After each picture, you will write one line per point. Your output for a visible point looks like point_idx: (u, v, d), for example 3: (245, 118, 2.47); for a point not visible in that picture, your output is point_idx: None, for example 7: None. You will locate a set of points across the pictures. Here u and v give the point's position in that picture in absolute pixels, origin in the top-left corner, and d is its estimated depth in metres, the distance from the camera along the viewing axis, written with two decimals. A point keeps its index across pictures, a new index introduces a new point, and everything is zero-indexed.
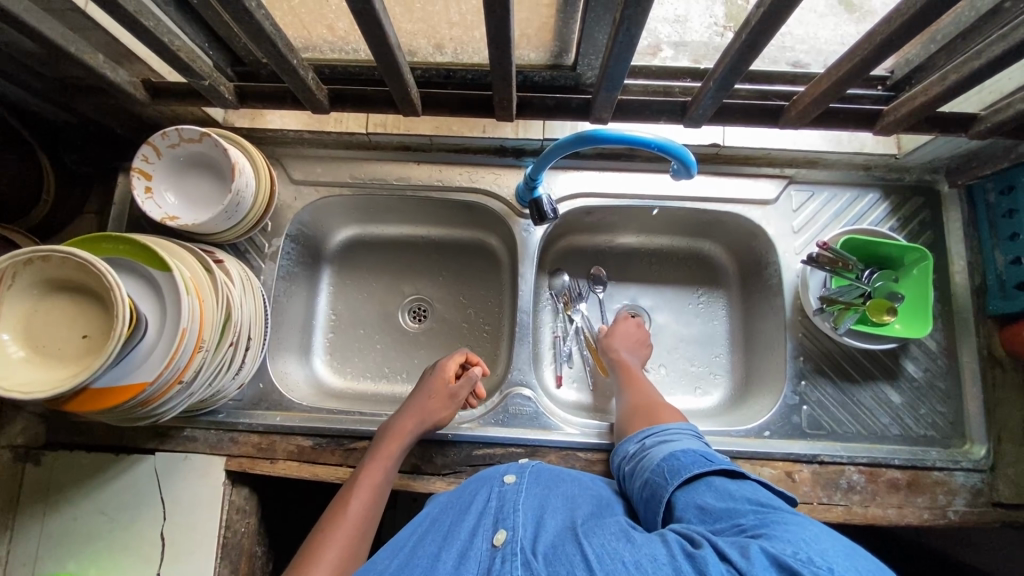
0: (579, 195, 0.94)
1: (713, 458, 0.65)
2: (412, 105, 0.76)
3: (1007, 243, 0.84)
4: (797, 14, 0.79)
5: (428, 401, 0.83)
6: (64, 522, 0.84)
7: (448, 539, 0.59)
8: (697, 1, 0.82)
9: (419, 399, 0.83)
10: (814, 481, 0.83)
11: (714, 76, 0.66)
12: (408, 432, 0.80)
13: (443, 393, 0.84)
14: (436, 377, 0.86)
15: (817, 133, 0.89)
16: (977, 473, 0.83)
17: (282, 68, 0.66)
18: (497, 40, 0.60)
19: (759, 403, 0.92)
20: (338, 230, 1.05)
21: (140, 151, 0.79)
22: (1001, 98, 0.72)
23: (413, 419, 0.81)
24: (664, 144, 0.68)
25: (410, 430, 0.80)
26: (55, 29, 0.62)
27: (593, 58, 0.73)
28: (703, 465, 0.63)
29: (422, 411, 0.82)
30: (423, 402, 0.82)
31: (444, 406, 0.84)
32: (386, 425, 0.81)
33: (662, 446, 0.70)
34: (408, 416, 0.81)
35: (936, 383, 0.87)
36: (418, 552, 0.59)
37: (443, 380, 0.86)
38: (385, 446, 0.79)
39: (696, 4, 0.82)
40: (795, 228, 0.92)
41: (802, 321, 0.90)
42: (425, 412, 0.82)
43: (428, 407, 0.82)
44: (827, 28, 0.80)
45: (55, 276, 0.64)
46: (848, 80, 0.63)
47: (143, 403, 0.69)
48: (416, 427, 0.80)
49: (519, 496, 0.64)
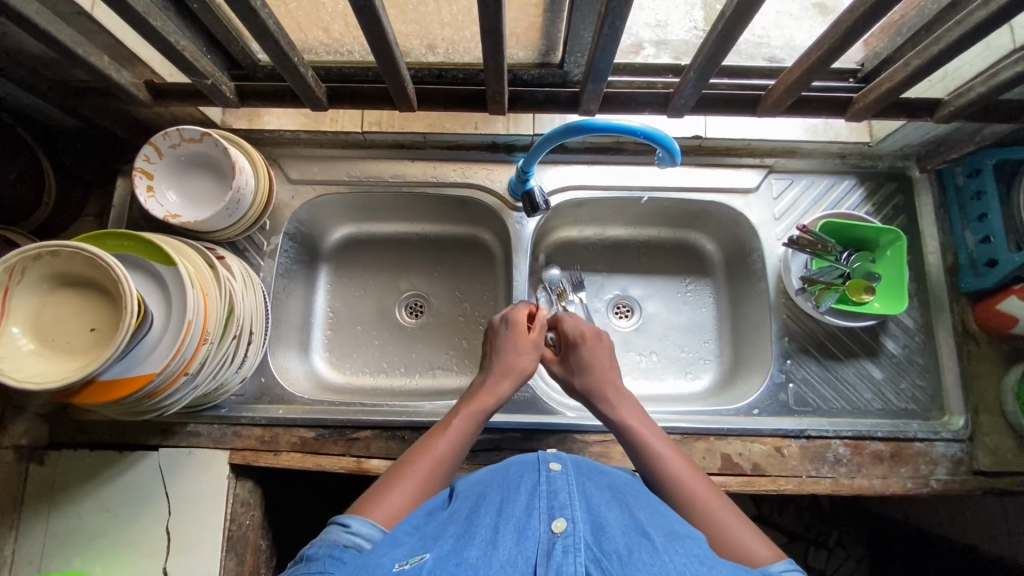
0: (570, 187, 0.97)
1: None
2: (408, 101, 0.79)
3: (976, 224, 0.89)
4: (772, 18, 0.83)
5: (517, 352, 0.80)
6: (68, 519, 0.85)
7: (503, 514, 0.56)
8: (677, 5, 0.84)
9: (508, 351, 0.81)
10: (803, 455, 0.86)
11: (694, 67, 0.70)
12: (499, 384, 0.78)
13: (528, 343, 0.82)
14: (519, 325, 0.83)
15: (797, 123, 0.94)
16: (957, 443, 0.87)
17: (284, 66, 0.69)
18: (490, 34, 0.63)
19: (747, 383, 0.95)
20: (334, 229, 1.08)
21: (141, 151, 0.82)
22: (962, 84, 0.76)
23: (503, 372, 0.79)
24: (649, 132, 0.72)
25: (506, 384, 0.78)
26: (64, 32, 0.65)
27: (579, 56, 0.77)
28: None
29: (511, 364, 0.80)
30: (511, 354, 0.80)
31: (530, 357, 0.81)
32: (478, 378, 0.79)
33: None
34: (503, 371, 0.79)
35: (914, 359, 0.91)
36: (474, 523, 0.56)
37: (526, 330, 0.83)
38: (476, 395, 0.76)
39: (676, 8, 0.84)
40: (776, 215, 0.96)
41: (786, 303, 0.94)
42: (514, 364, 0.80)
43: (517, 359, 0.80)
44: (803, 31, 0.82)
45: (64, 271, 0.66)
46: (818, 68, 0.67)
47: (150, 394, 0.71)
48: (507, 379, 0.78)
49: (570, 485, 0.61)
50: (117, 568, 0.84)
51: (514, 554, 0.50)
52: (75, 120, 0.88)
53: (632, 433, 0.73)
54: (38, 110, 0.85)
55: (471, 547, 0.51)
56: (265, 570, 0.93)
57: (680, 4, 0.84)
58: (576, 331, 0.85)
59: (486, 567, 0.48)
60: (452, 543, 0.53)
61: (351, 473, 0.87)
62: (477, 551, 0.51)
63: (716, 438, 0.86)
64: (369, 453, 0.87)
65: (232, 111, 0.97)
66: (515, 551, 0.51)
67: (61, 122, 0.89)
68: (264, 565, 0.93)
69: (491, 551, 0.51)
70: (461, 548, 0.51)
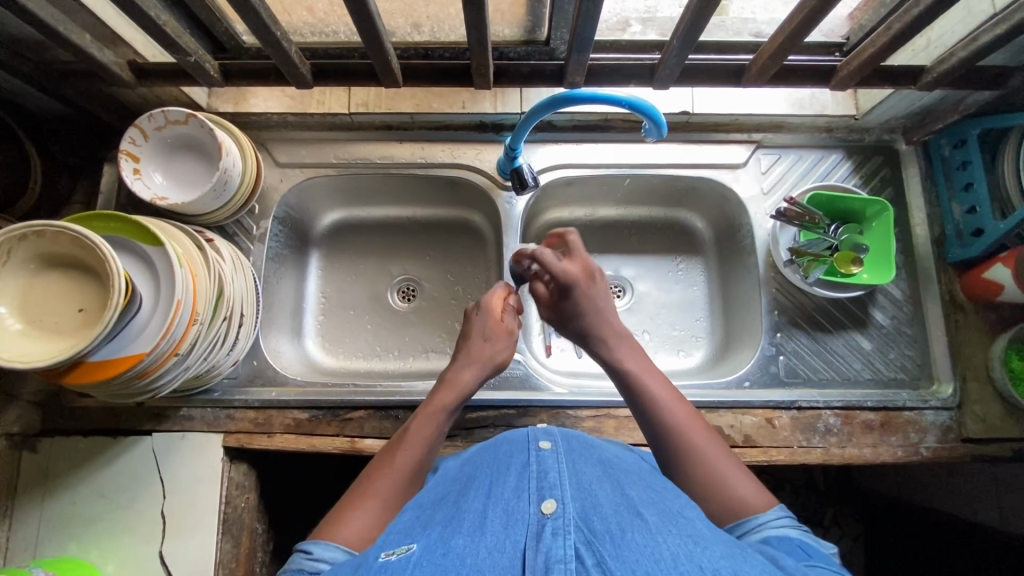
0: (559, 166, 0.97)
1: (814, 554, 0.55)
2: (393, 76, 0.79)
3: (962, 194, 0.90)
4: (761, 2, 0.84)
5: (484, 345, 0.77)
6: (62, 506, 0.85)
7: (492, 498, 0.56)
8: None
9: (474, 344, 0.77)
10: (794, 426, 0.87)
11: (676, 35, 0.70)
12: (465, 383, 0.74)
13: (500, 334, 0.79)
14: (492, 315, 0.79)
15: (784, 97, 0.94)
16: (946, 411, 0.87)
17: (267, 41, 0.69)
18: (472, 4, 0.63)
19: (738, 357, 0.96)
20: (325, 214, 1.07)
21: (127, 134, 0.82)
22: (944, 51, 0.77)
23: (472, 368, 0.75)
24: (635, 102, 0.72)
25: (469, 374, 0.75)
26: (43, 8, 0.64)
27: (564, 31, 0.76)
28: (804, 562, 0.54)
29: (479, 357, 0.77)
30: (478, 346, 0.77)
31: (502, 350, 0.78)
32: (441, 375, 0.76)
33: (761, 536, 0.58)
34: (467, 364, 0.76)
35: (903, 329, 0.92)
36: (463, 508, 0.56)
37: (498, 320, 0.80)
38: (439, 397, 0.72)
39: None
40: (765, 190, 0.97)
41: (775, 277, 0.95)
42: (480, 352, 0.77)
43: (484, 353, 0.77)
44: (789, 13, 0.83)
45: (49, 251, 0.66)
46: (801, 32, 0.67)
47: (139, 375, 0.70)
48: (474, 376, 0.75)
49: (560, 463, 0.60)
50: (112, 554, 0.83)
51: (502, 538, 0.50)
52: (61, 105, 0.88)
53: (637, 376, 0.70)
54: (22, 96, 0.85)
55: (458, 536, 0.51)
56: (260, 554, 0.93)
57: None
58: (569, 274, 0.77)
59: (472, 555, 0.48)
60: (441, 529, 0.53)
61: (345, 454, 0.87)
62: (465, 539, 0.50)
63: (708, 411, 0.87)
64: (363, 433, 0.88)
65: (218, 95, 0.97)
66: (503, 536, 0.50)
67: (45, 108, 0.89)
68: (260, 549, 0.93)
69: (479, 537, 0.50)
70: (449, 536, 0.51)
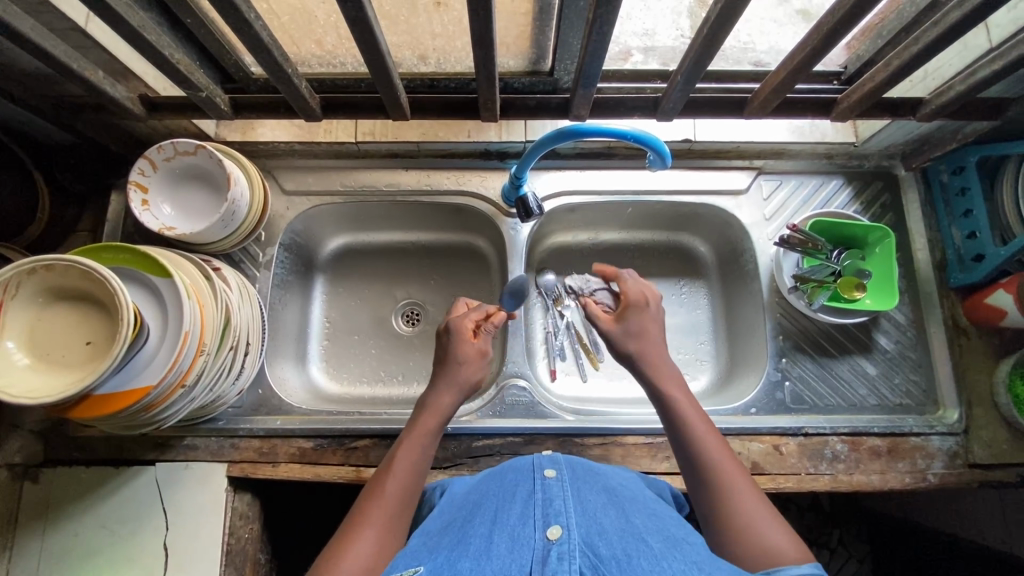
0: (563, 192, 0.98)
1: None
2: (401, 110, 0.80)
3: (962, 220, 0.91)
4: (757, 25, 0.84)
5: (462, 367, 0.75)
6: (65, 538, 0.84)
7: (498, 523, 0.56)
8: (664, 13, 0.85)
9: (449, 366, 0.75)
10: (800, 452, 0.87)
11: (681, 70, 0.72)
12: (447, 405, 0.73)
13: (474, 356, 0.76)
14: (464, 337, 0.77)
15: (784, 126, 0.96)
16: (952, 437, 0.87)
17: (279, 78, 0.70)
18: (482, 43, 0.64)
19: (743, 383, 0.96)
20: (330, 239, 1.08)
21: (135, 165, 0.82)
22: (942, 83, 0.79)
23: (449, 391, 0.73)
24: (640, 134, 0.73)
25: (448, 397, 0.73)
26: (58, 47, 0.66)
27: (569, 63, 0.78)
28: None
29: (454, 380, 0.74)
30: (456, 368, 0.75)
31: (478, 371, 0.76)
32: (422, 399, 0.74)
33: None
34: (444, 389, 0.74)
35: (907, 354, 0.92)
36: (469, 533, 0.56)
37: (472, 341, 0.77)
38: (421, 420, 0.72)
39: (663, 16, 0.85)
40: (767, 216, 0.98)
41: (779, 302, 0.95)
42: (458, 375, 0.74)
43: (459, 375, 0.74)
44: (786, 37, 0.83)
45: (55, 285, 0.66)
46: (799, 72, 0.70)
47: (146, 407, 0.70)
48: (454, 399, 0.73)
49: (565, 492, 0.60)
50: None
51: (508, 562, 0.49)
52: (69, 135, 0.89)
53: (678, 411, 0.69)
54: (32, 126, 0.86)
55: (465, 559, 0.50)
56: None
57: (666, 12, 0.84)
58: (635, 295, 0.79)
59: None
60: (447, 553, 0.53)
61: (350, 483, 0.87)
62: (470, 563, 0.50)
63: None
64: (368, 462, 0.87)
65: (226, 124, 0.98)
66: (510, 560, 0.49)
67: (54, 138, 0.90)
68: None
69: (486, 560, 0.50)
70: (455, 559, 0.51)
